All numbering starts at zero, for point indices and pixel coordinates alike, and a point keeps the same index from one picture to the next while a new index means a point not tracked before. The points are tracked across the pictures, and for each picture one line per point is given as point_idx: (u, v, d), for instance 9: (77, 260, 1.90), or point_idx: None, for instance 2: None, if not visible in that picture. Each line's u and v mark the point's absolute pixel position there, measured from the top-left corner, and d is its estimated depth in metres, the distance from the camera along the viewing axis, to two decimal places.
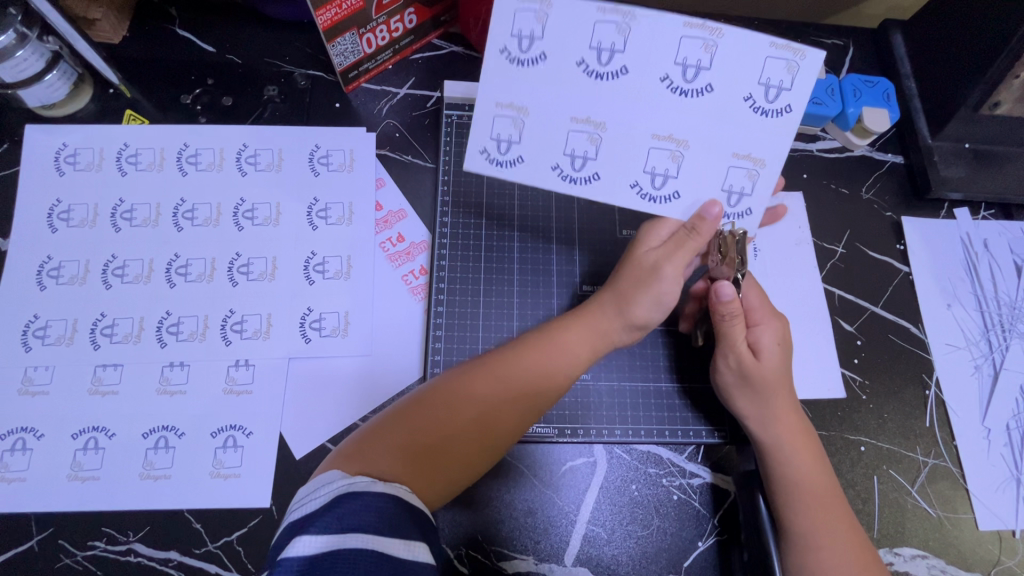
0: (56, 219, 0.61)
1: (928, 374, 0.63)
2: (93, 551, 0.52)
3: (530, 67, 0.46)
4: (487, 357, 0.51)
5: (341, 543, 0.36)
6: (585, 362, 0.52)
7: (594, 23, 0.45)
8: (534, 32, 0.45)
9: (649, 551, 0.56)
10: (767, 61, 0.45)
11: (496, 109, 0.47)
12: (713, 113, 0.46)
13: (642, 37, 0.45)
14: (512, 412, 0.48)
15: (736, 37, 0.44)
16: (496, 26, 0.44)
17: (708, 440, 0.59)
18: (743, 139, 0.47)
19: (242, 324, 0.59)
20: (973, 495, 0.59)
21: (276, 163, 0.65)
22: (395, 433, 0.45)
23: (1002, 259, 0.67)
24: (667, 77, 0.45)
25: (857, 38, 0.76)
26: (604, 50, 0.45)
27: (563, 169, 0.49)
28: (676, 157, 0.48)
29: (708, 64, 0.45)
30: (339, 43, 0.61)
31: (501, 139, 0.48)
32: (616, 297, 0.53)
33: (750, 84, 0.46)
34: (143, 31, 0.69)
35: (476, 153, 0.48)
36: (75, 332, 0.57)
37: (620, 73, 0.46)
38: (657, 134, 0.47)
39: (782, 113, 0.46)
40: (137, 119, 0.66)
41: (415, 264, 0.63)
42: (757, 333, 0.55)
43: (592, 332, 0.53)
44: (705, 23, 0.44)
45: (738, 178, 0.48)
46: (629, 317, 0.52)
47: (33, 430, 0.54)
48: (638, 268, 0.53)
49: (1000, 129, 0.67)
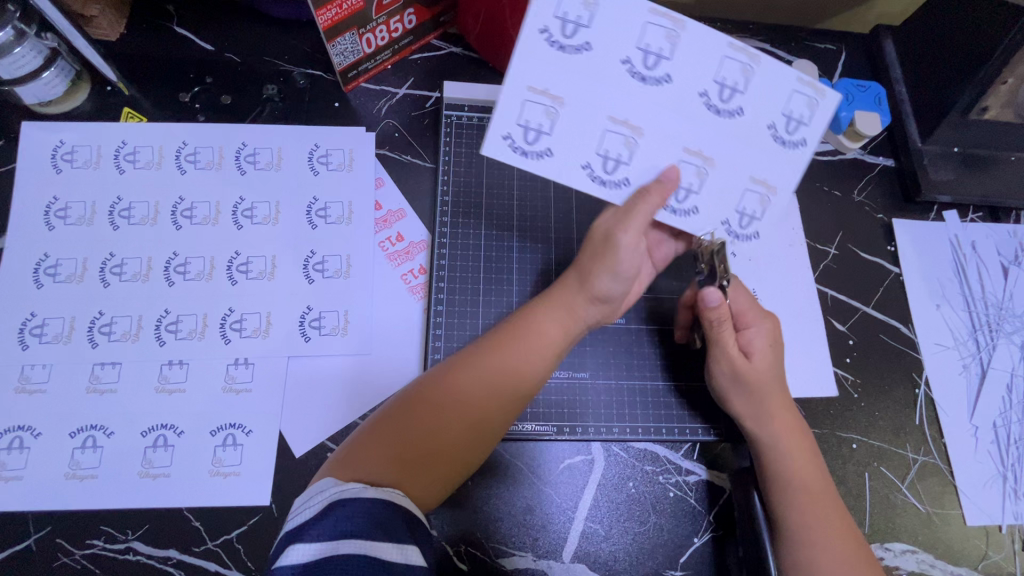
0: (53, 217, 0.61)
1: (918, 373, 0.65)
2: (92, 549, 0.52)
3: (574, 52, 0.46)
4: (464, 352, 0.50)
5: (334, 549, 0.37)
6: (561, 345, 0.52)
7: (644, 24, 0.47)
8: (580, 19, 0.46)
9: (646, 547, 0.56)
10: (792, 94, 0.48)
11: (528, 94, 0.47)
12: (739, 135, 0.49)
13: (687, 50, 0.47)
14: (494, 405, 0.48)
15: (770, 66, 0.48)
16: (544, 4, 0.45)
17: (705, 438, 0.60)
18: (761, 165, 0.49)
19: (241, 322, 0.59)
20: (960, 491, 0.61)
21: (275, 162, 0.65)
22: (382, 438, 0.45)
23: (989, 260, 0.68)
24: (705, 94, 0.48)
25: (849, 42, 0.77)
26: (651, 53, 0.47)
27: (595, 170, 0.49)
28: (700, 173, 0.49)
29: (742, 87, 0.48)
30: (339, 43, 0.62)
31: (529, 127, 0.48)
32: (578, 273, 0.52)
33: (773, 113, 0.49)
34: (141, 29, 0.68)
35: (499, 137, 0.48)
36: (73, 330, 0.57)
37: (662, 80, 0.47)
38: (687, 147, 0.49)
39: (798, 146, 0.49)
40: (135, 117, 0.65)
41: (415, 264, 0.64)
42: (748, 336, 0.55)
43: (566, 313, 0.52)
44: (743, 48, 0.47)
45: (752, 203, 0.50)
46: (590, 289, 0.51)
47: (30, 428, 0.54)
48: (595, 242, 0.51)
49: (988, 134, 0.68)
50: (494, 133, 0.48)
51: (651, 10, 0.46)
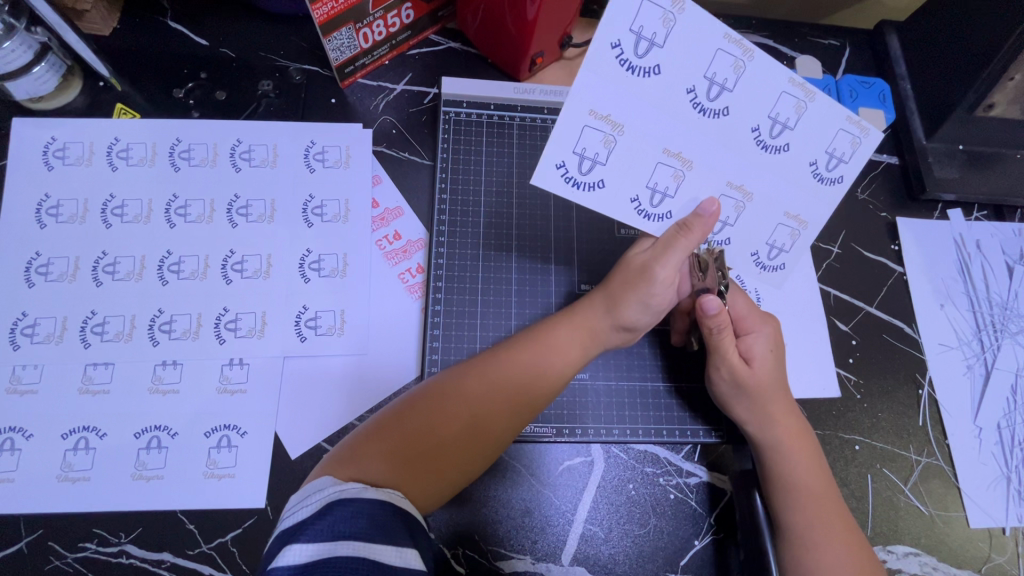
0: (44, 215, 0.60)
1: (921, 373, 0.64)
2: (84, 552, 0.51)
3: (640, 75, 0.43)
4: (478, 359, 0.50)
5: (332, 551, 0.36)
6: (574, 360, 0.52)
7: (715, 51, 0.43)
8: (654, 37, 0.42)
9: (646, 550, 0.56)
10: (838, 133, 0.47)
11: (588, 119, 0.44)
12: (782, 172, 0.47)
13: (751, 80, 0.44)
14: (503, 415, 0.48)
15: (825, 104, 0.46)
16: (616, 19, 0.41)
17: (706, 439, 0.60)
18: (797, 202, 0.49)
19: (236, 322, 0.58)
20: (963, 493, 0.60)
21: (270, 159, 0.64)
22: (387, 438, 0.45)
23: (994, 260, 0.68)
24: (758, 129, 0.46)
25: (853, 38, 0.76)
26: (715, 83, 0.44)
27: (641, 204, 0.47)
28: (739, 207, 0.48)
29: (793, 124, 0.46)
30: (335, 38, 0.60)
31: (584, 156, 0.45)
32: (605, 297, 0.53)
33: (817, 150, 0.47)
34: (134, 23, 0.67)
35: (552, 165, 0.45)
36: (65, 330, 0.56)
37: (721, 113, 0.44)
38: (731, 182, 0.47)
39: (834, 183, 0.48)
40: (128, 113, 0.64)
41: (412, 262, 0.63)
42: (748, 342, 0.55)
43: (583, 329, 0.53)
44: (803, 84, 0.45)
45: (782, 236, 0.50)
46: (618, 317, 0.52)
47: (22, 430, 0.53)
48: (630, 271, 0.52)
49: (993, 132, 0.67)
50: (546, 160, 0.45)
51: (725, 34, 0.43)
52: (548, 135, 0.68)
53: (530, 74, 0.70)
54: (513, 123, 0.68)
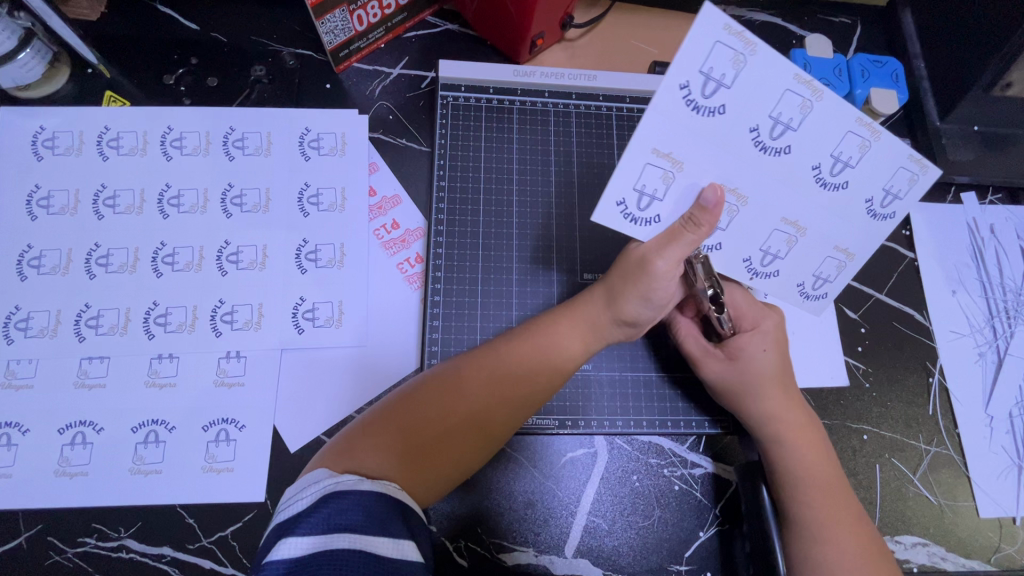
0: (35, 206, 0.58)
1: (932, 362, 0.63)
2: (84, 547, 0.51)
3: (706, 115, 0.42)
4: (477, 350, 0.49)
5: (329, 543, 0.35)
6: (572, 355, 0.50)
7: (783, 91, 0.41)
8: (724, 76, 0.41)
9: (650, 541, 0.55)
10: (897, 171, 0.45)
11: (650, 157, 0.43)
12: (834, 208, 0.46)
13: (818, 120, 0.42)
14: (500, 405, 0.47)
15: (891, 144, 0.43)
16: (685, 59, 0.40)
17: (710, 430, 0.58)
18: (848, 237, 0.47)
19: (232, 314, 0.57)
20: (974, 482, 0.59)
21: (264, 147, 0.62)
22: (381, 433, 0.44)
23: (1008, 245, 0.66)
24: (818, 166, 0.44)
25: (865, 15, 0.74)
26: (780, 122, 0.42)
27: (628, 208, 0.46)
28: (791, 241, 0.47)
29: (855, 162, 0.44)
30: (329, 20, 0.59)
31: (644, 192, 0.45)
32: (606, 289, 0.50)
33: (872, 187, 0.45)
34: (122, 7, 0.65)
35: (611, 202, 0.45)
36: (59, 324, 0.55)
37: (782, 151, 0.43)
38: (785, 218, 0.46)
39: (889, 219, 0.47)
40: (118, 101, 0.63)
41: (411, 252, 0.62)
42: (746, 338, 0.53)
43: (586, 325, 0.51)
44: (870, 124, 0.42)
45: (828, 267, 0.49)
46: (618, 310, 0.50)
47: (18, 424, 0.53)
48: (628, 264, 0.49)
49: (1012, 112, 0.65)
50: (605, 197, 0.45)
51: (796, 75, 0.41)
52: (549, 120, 0.66)
53: (530, 56, 0.68)
54: (513, 107, 0.66)
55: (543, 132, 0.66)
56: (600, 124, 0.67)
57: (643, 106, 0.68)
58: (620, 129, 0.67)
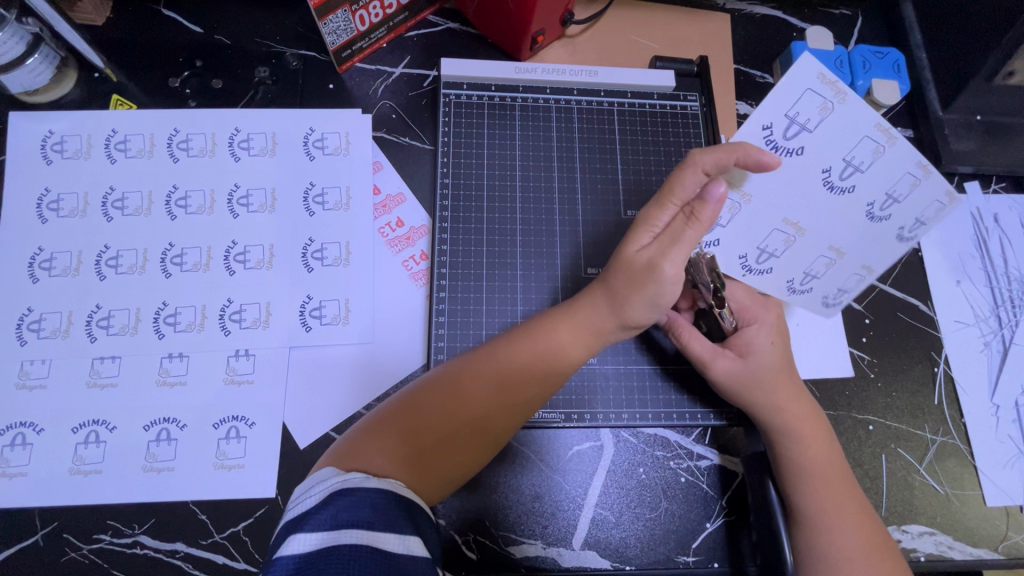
0: (45, 209, 0.59)
1: (937, 351, 0.63)
2: (99, 544, 0.52)
3: (782, 153, 0.48)
4: (482, 349, 0.49)
5: (336, 539, 0.35)
6: (569, 348, 0.49)
7: (860, 138, 0.47)
8: (807, 121, 0.47)
9: (657, 533, 0.56)
10: (934, 204, 0.47)
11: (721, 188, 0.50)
12: (876, 238, 0.50)
13: (886, 163, 0.47)
14: (505, 406, 0.47)
15: (941, 184, 0.47)
16: (773, 103, 0.47)
17: (716, 422, 0.58)
18: (880, 260, 0.51)
19: (241, 313, 0.58)
20: (980, 471, 0.59)
21: (269, 148, 0.63)
22: (391, 433, 0.44)
23: (1012, 234, 0.66)
24: (871, 203, 0.48)
25: (866, 7, 0.74)
26: (850, 166, 0.47)
27: None
28: (830, 265, 0.52)
29: (904, 199, 0.48)
30: (331, 21, 0.59)
31: None
32: (608, 297, 0.49)
33: (912, 218, 0.49)
34: (128, 12, 0.66)
35: None
36: (70, 325, 0.56)
37: (847, 191, 0.48)
38: (831, 245, 0.51)
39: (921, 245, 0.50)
40: (125, 104, 0.64)
41: (416, 249, 0.62)
42: (749, 332, 0.54)
43: (585, 326, 0.49)
44: (925, 165, 0.46)
45: (853, 283, 0.52)
46: (625, 315, 0.48)
47: (32, 424, 0.53)
48: (631, 269, 0.47)
49: (1014, 101, 0.65)
50: None
51: (876, 124, 0.46)
52: (550, 115, 0.67)
53: (531, 54, 0.69)
54: (515, 104, 0.66)
55: (545, 129, 0.66)
56: (601, 119, 0.67)
57: (644, 100, 0.68)
58: (621, 123, 0.67)
